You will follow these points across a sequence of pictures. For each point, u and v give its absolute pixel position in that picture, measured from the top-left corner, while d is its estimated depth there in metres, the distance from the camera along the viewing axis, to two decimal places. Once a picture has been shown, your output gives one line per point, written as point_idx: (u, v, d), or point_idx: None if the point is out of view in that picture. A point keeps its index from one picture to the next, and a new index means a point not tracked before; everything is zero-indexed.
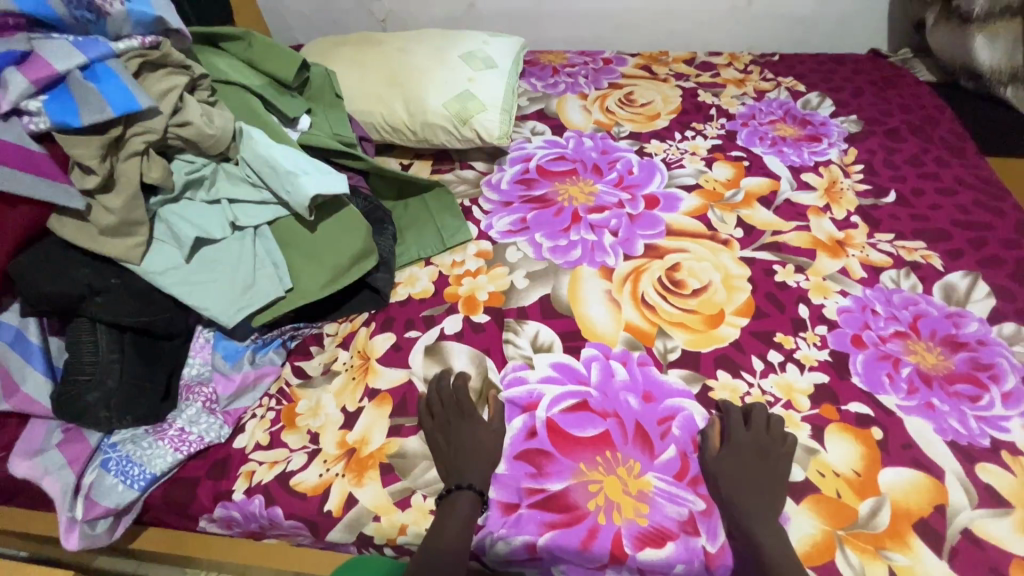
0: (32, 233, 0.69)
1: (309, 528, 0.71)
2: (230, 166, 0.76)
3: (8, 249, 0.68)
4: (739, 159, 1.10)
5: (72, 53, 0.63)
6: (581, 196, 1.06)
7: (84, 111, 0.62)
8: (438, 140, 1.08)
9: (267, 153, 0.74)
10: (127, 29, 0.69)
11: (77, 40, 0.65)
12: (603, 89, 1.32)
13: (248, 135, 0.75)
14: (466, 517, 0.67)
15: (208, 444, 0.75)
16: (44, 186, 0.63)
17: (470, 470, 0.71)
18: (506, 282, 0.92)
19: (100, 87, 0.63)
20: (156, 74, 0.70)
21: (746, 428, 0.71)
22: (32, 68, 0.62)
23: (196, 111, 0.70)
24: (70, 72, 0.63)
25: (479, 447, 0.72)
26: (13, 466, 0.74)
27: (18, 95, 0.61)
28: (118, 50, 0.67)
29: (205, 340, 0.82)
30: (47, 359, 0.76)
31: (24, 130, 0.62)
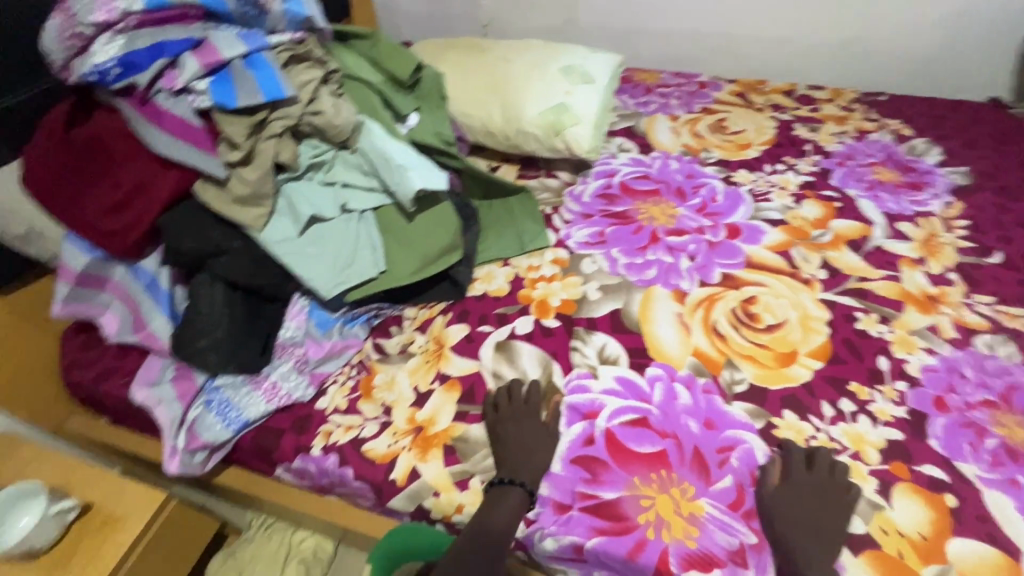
0: (178, 194, 0.78)
1: (374, 492, 0.77)
2: (346, 153, 0.83)
3: (160, 207, 0.78)
4: (831, 200, 1.07)
5: (236, 43, 0.73)
6: (662, 217, 1.07)
7: (241, 94, 0.72)
8: (529, 147, 1.13)
9: (382, 147, 0.81)
10: (281, 25, 0.79)
11: (241, 32, 0.75)
12: (695, 113, 1.32)
13: (366, 127, 0.83)
14: (518, 508, 0.71)
15: (294, 401, 0.83)
16: (196, 155, 0.73)
17: (528, 467, 0.74)
18: (579, 291, 0.95)
19: (255, 75, 0.73)
20: (300, 67, 0.79)
21: (808, 469, 0.71)
22: (204, 54, 0.72)
23: (328, 101, 0.78)
24: (232, 60, 0.73)
25: (534, 445, 0.76)
26: (133, 392, 0.85)
27: (190, 77, 0.71)
28: (271, 44, 0.76)
29: (301, 308, 0.88)
30: (172, 305, 0.86)
31: (189, 107, 0.73)
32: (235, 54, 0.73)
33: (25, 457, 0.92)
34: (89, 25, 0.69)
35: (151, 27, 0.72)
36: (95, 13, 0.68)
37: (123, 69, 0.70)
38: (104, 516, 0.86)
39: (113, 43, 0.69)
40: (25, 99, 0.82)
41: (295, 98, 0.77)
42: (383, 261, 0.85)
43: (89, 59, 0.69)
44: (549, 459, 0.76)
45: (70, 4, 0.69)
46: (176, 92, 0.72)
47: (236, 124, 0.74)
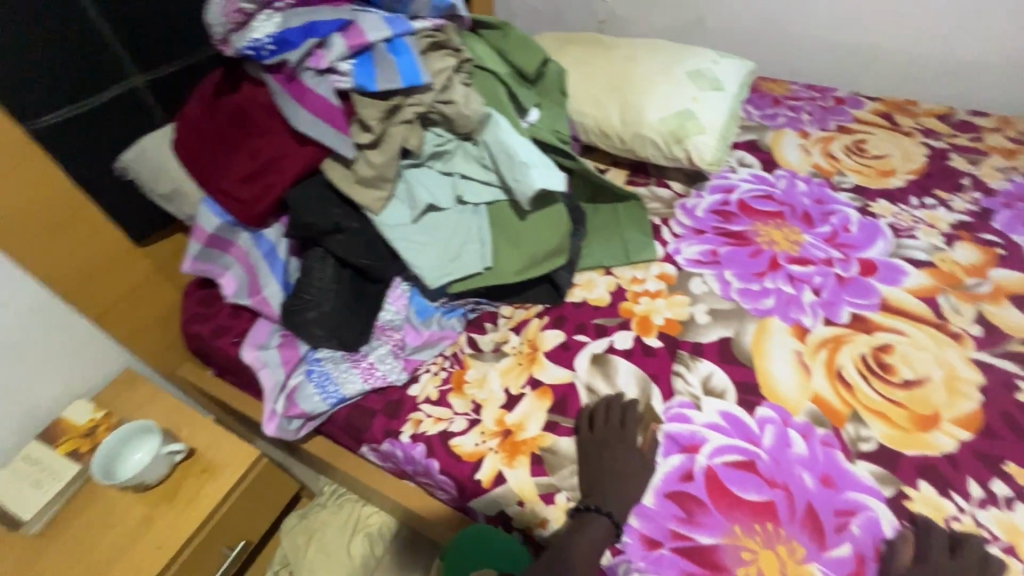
0: (308, 170, 0.81)
1: (457, 488, 0.77)
2: (468, 145, 0.83)
3: (290, 180, 0.81)
4: (991, 245, 0.93)
5: (382, 27, 0.75)
6: (784, 242, 0.98)
7: (381, 78, 0.74)
8: (645, 153, 1.08)
9: (507, 141, 0.79)
10: (424, 12, 0.80)
11: (387, 16, 0.77)
12: (829, 130, 1.20)
13: (494, 119, 0.81)
14: (599, 542, 0.67)
15: (388, 383, 0.84)
16: (332, 135, 0.75)
17: (618, 493, 0.70)
18: (686, 312, 0.89)
19: (396, 60, 0.74)
20: (438, 56, 0.81)
21: (950, 556, 0.63)
22: (352, 36, 0.74)
23: (460, 92, 0.79)
24: (377, 44, 0.75)
25: (625, 472, 0.72)
26: (242, 352, 0.89)
27: (336, 57, 0.73)
28: (414, 30, 0.78)
29: (401, 292, 0.88)
30: (285, 275, 0.91)
31: (332, 87, 0.75)
32: (380, 39, 0.75)
33: (144, 396, 0.99)
34: (251, 1, 0.71)
35: (306, 7, 0.74)
36: None
37: (277, 46, 0.73)
38: (204, 463, 0.91)
39: (271, 20, 0.72)
40: (183, 68, 0.88)
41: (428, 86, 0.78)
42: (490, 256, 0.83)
43: (248, 34, 0.72)
44: (641, 490, 0.71)
45: None
46: (321, 72, 0.75)
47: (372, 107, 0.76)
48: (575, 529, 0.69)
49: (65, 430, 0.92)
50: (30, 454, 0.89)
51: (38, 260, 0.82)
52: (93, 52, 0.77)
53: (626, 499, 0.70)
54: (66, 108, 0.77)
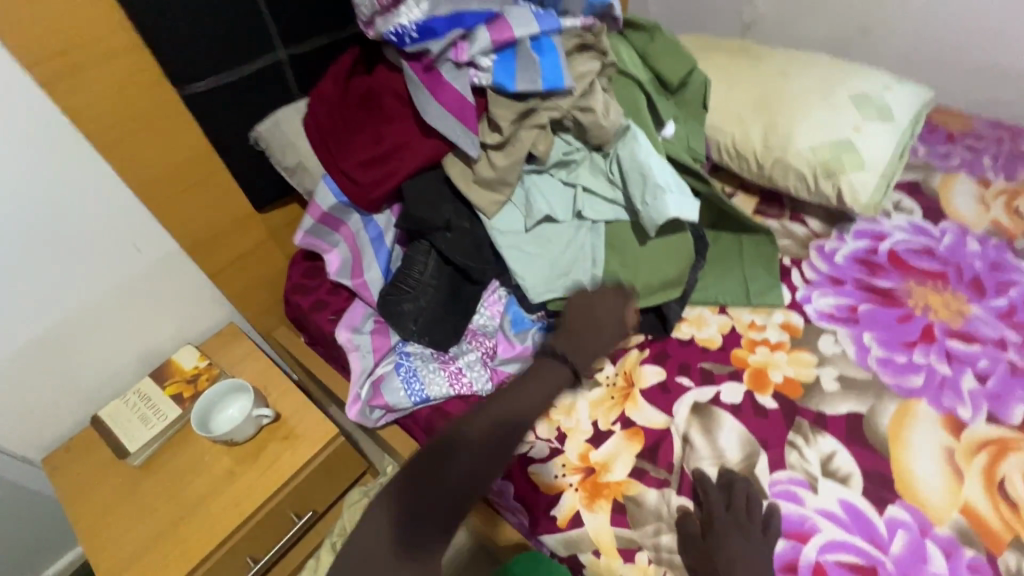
0: (428, 162, 0.79)
1: (529, 518, 0.73)
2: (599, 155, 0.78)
3: (410, 171, 0.79)
4: None
5: (531, 23, 0.72)
6: (943, 309, 0.84)
7: (521, 78, 0.71)
8: (785, 183, 0.96)
9: (645, 161, 0.73)
10: (575, 8, 0.76)
11: (537, 11, 0.73)
12: (1018, 182, 1.01)
13: (632, 133, 0.76)
14: (550, 384, 0.72)
15: (472, 392, 0.82)
16: (454, 127, 0.72)
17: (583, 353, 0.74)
18: (811, 374, 0.78)
19: (541, 60, 0.71)
20: (583, 59, 0.77)
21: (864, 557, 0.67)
22: (498, 30, 0.71)
23: (600, 100, 0.74)
24: (522, 40, 0.72)
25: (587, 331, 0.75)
26: (337, 332, 0.90)
27: (479, 51, 0.71)
28: (563, 28, 0.74)
29: (498, 297, 0.87)
30: (388, 261, 0.90)
31: (468, 82, 0.73)
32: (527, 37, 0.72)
33: (242, 352, 1.03)
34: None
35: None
36: None
37: (420, 34, 0.70)
38: (287, 430, 0.94)
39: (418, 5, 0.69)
40: (323, 44, 0.89)
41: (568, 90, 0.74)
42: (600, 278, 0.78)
43: (394, 19, 0.69)
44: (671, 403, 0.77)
45: None
46: (460, 66, 0.72)
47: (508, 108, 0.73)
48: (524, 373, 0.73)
49: (173, 372, 0.98)
50: (142, 390, 0.96)
51: (171, 216, 0.86)
52: (245, 24, 0.78)
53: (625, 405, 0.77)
54: (215, 76, 0.79)
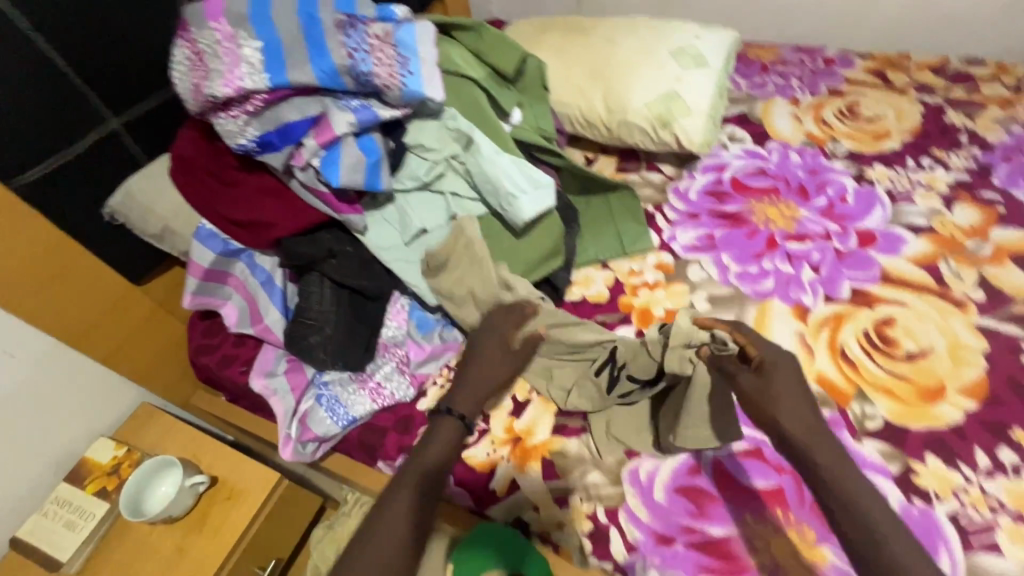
0: (315, 225, 0.82)
1: (472, 498, 0.78)
2: (430, 122, 0.82)
3: (284, 225, 0.81)
4: (992, 203, 0.92)
5: (350, 119, 0.72)
6: (780, 218, 0.97)
7: (345, 174, 0.72)
8: (633, 139, 1.06)
9: (491, 172, 0.79)
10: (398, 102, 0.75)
11: (356, 104, 0.74)
12: (821, 95, 1.17)
13: (475, 145, 0.80)
14: (444, 444, 0.69)
15: (397, 401, 0.85)
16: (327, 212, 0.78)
17: (818, 455, 0.58)
18: (685, 301, 0.89)
19: (364, 156, 0.74)
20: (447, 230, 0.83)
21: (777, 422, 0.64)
22: (321, 132, 0.72)
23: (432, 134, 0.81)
24: (345, 135, 0.73)
25: (801, 407, 0.60)
26: (251, 380, 0.91)
27: (310, 155, 0.72)
28: (382, 117, 0.75)
29: (402, 306, 0.90)
30: (284, 301, 0.91)
31: (318, 180, 0.75)
32: (489, 339, 0.76)
33: (164, 427, 1.01)
34: (220, 98, 0.70)
35: (277, 104, 0.72)
36: (220, 89, 0.69)
37: (261, 148, 0.73)
38: (229, 489, 0.94)
39: (250, 121, 0.72)
40: (155, 104, 0.89)
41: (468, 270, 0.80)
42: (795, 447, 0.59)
43: (232, 138, 0.72)
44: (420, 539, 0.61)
45: (197, 45, 0.71)
46: (303, 167, 0.74)
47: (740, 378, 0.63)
48: (386, 498, 0.63)
49: (91, 470, 0.94)
50: (60, 496, 0.91)
51: (37, 313, 0.82)
52: (62, 100, 0.77)
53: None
54: (49, 159, 0.78)
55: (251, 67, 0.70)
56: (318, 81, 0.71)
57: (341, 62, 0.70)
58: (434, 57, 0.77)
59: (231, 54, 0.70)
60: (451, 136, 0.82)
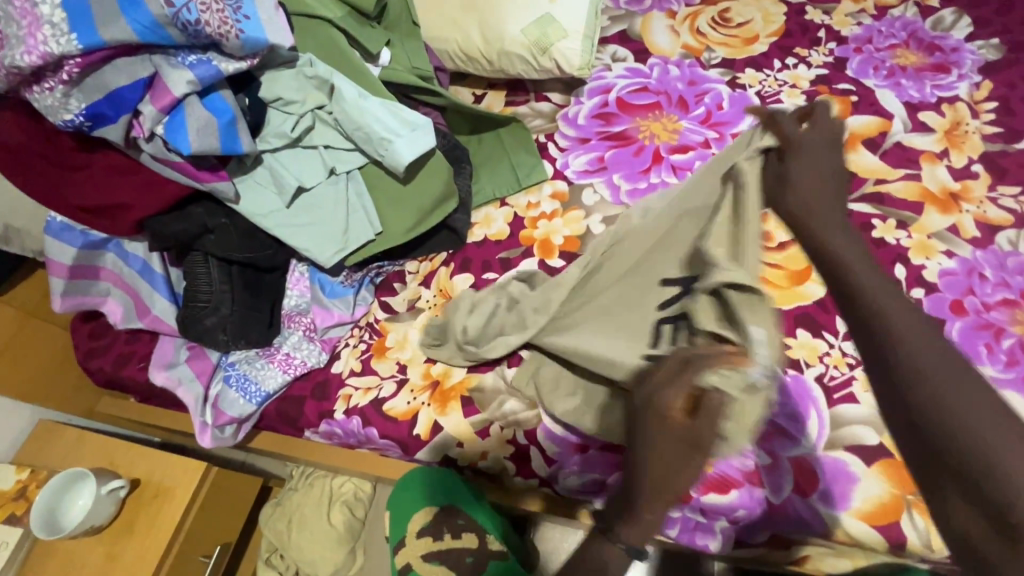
0: (180, 200, 0.76)
1: (400, 447, 0.80)
2: (285, 72, 0.75)
3: (149, 205, 0.74)
4: (847, 93, 0.98)
5: (189, 78, 0.65)
6: (664, 133, 0.99)
7: (196, 139, 0.67)
8: (515, 70, 1.04)
9: (359, 118, 0.75)
10: (240, 53, 0.68)
11: (191, 59, 0.66)
12: (694, 5, 1.17)
13: (338, 91, 0.76)
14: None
15: (310, 368, 0.84)
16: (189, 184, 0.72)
17: (825, 234, 0.54)
18: (582, 226, 0.92)
19: (215, 119, 0.68)
20: (333, 186, 0.81)
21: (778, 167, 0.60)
22: (158, 96, 0.65)
23: (291, 83, 0.75)
24: (186, 96, 0.66)
25: (809, 193, 0.57)
26: (152, 375, 0.86)
27: (152, 122, 0.66)
28: (225, 71, 0.68)
29: (300, 273, 0.88)
30: (170, 287, 0.86)
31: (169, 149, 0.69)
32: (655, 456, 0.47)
33: (69, 441, 0.95)
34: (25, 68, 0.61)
35: (99, 69, 0.64)
36: (22, 58, 0.59)
37: (93, 121, 0.65)
38: (155, 487, 0.91)
39: (70, 91, 0.63)
40: None
41: (356, 224, 0.82)
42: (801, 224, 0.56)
43: (55, 114, 0.64)
44: None
45: None
46: (149, 138, 0.68)
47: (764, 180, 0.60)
48: None
49: None
50: None
51: None
52: None
53: (914, 360, 0.43)
54: None
55: (54, 27, 0.60)
56: (138, 36, 0.62)
57: (160, 12, 0.62)
58: (271, 4, 0.71)
59: (28, 15, 0.60)
60: (312, 84, 0.76)
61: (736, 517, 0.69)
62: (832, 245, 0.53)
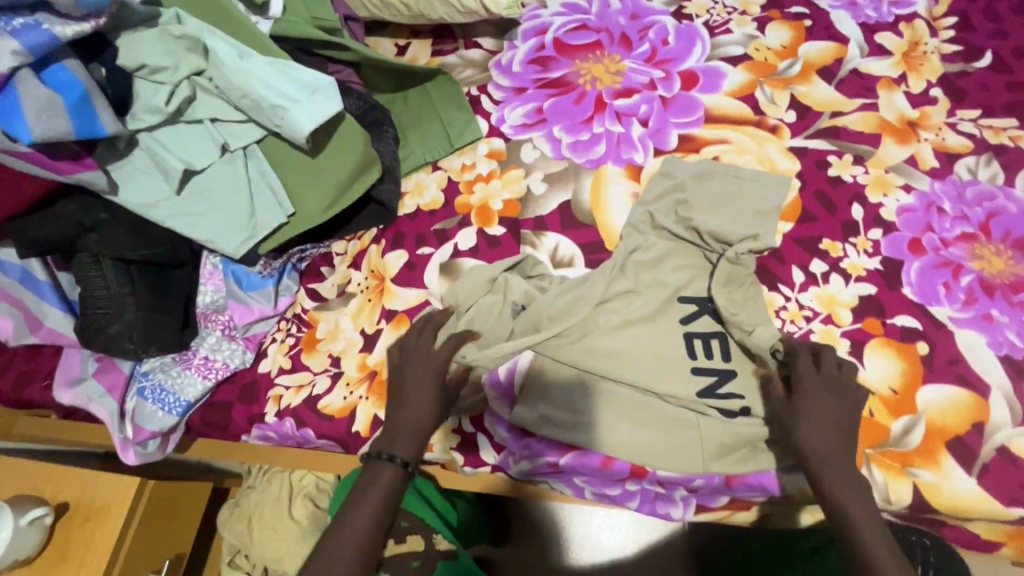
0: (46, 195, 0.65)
1: (341, 446, 0.75)
2: (148, 33, 0.64)
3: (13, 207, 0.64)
4: (800, 18, 0.90)
5: (13, 47, 0.53)
6: (606, 76, 0.89)
7: (37, 122, 0.55)
8: (436, 14, 0.92)
9: (243, 84, 0.65)
10: (77, 12, 0.56)
11: (15, 24, 0.54)
12: None
13: (213, 53, 0.65)
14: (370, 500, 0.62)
15: (234, 370, 0.77)
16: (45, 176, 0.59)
17: (835, 474, 0.58)
18: (522, 188, 0.84)
19: (58, 96, 0.56)
20: (229, 166, 0.71)
21: (816, 370, 0.62)
22: None
23: (158, 47, 0.64)
24: (16, 70, 0.55)
25: (838, 415, 0.60)
26: (57, 395, 0.77)
27: None
28: (63, 37, 0.56)
29: (213, 266, 0.79)
30: (61, 295, 0.77)
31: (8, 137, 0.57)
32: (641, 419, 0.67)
33: None
34: None
35: None
36: None
37: None
38: (86, 509, 0.84)
39: None
40: None
41: (263, 206, 0.72)
42: (810, 447, 0.59)
43: None
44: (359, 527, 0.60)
45: None
46: None
47: (772, 401, 0.63)
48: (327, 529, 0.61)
49: None
50: None
51: None
52: None
53: (863, 544, 0.54)
54: None
55: None
56: None
57: None
58: None
59: None
60: (183, 46, 0.66)
61: (694, 486, 0.67)
62: (836, 450, 0.58)
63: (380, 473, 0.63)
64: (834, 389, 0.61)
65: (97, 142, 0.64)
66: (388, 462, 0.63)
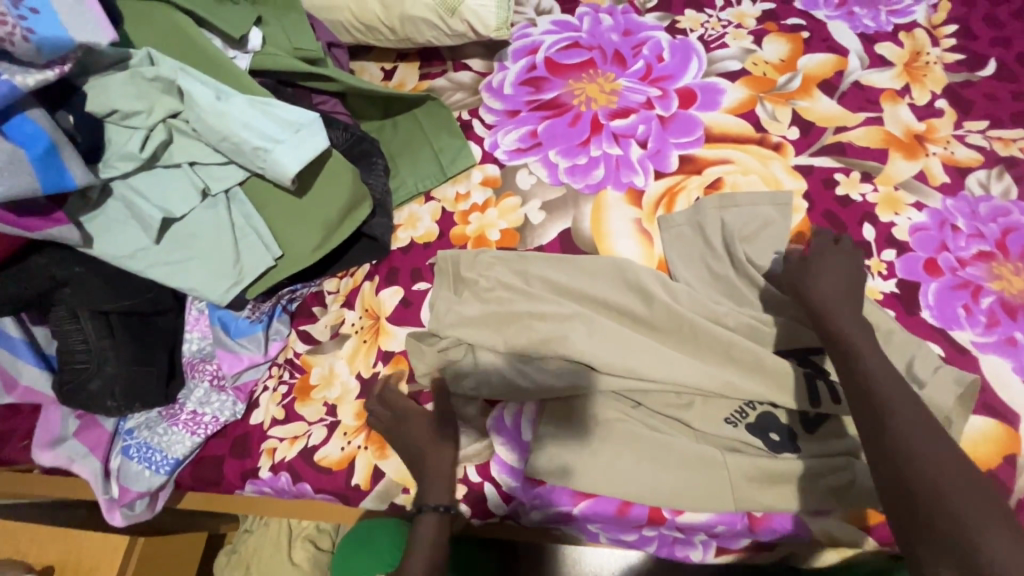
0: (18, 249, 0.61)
1: (341, 499, 0.71)
2: (117, 75, 0.61)
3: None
4: (797, 30, 0.87)
5: None
6: (601, 96, 0.86)
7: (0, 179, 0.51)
8: (423, 37, 0.88)
9: (222, 126, 0.62)
10: (39, 60, 0.53)
11: None
12: None
13: (188, 95, 0.62)
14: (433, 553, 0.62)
15: (225, 423, 0.74)
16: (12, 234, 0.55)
17: (856, 337, 0.59)
18: (520, 216, 0.80)
19: (24, 151, 0.52)
20: (210, 210, 0.67)
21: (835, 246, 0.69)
22: None
23: (130, 89, 0.61)
24: None
25: (842, 279, 0.65)
26: (36, 456, 0.72)
27: None
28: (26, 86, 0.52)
29: (198, 312, 0.75)
30: (37, 351, 0.72)
31: None
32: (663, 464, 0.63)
33: None
34: None
35: None
36: None
37: None
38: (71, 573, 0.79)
39: None
40: None
41: (249, 250, 0.69)
42: (820, 302, 0.63)
43: None
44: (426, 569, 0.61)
45: None
46: None
47: (788, 267, 0.68)
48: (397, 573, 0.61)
49: None
50: None
51: None
52: None
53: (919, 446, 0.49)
54: None
55: None
56: None
57: None
58: None
59: None
60: (155, 88, 0.62)
61: (715, 531, 0.64)
62: (836, 306, 0.62)
63: (425, 524, 0.64)
64: (852, 268, 0.67)
65: (69, 194, 0.60)
66: (428, 513, 0.64)
